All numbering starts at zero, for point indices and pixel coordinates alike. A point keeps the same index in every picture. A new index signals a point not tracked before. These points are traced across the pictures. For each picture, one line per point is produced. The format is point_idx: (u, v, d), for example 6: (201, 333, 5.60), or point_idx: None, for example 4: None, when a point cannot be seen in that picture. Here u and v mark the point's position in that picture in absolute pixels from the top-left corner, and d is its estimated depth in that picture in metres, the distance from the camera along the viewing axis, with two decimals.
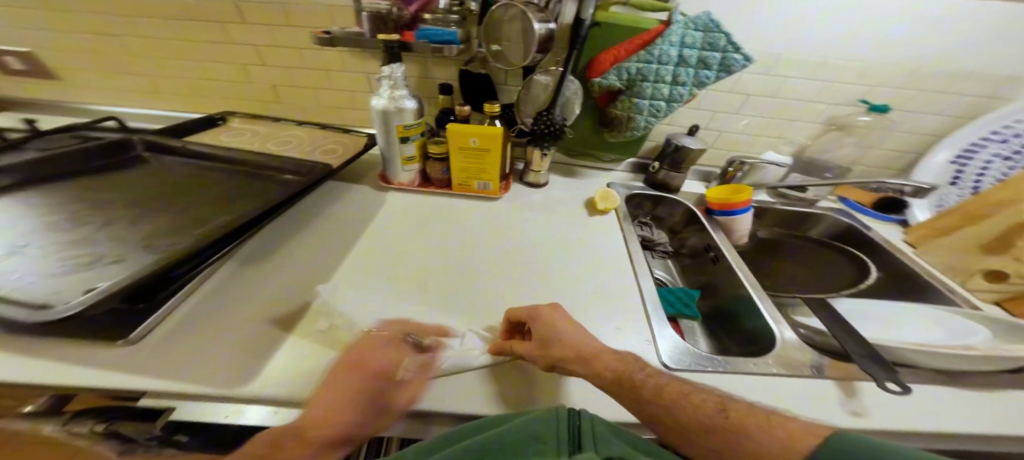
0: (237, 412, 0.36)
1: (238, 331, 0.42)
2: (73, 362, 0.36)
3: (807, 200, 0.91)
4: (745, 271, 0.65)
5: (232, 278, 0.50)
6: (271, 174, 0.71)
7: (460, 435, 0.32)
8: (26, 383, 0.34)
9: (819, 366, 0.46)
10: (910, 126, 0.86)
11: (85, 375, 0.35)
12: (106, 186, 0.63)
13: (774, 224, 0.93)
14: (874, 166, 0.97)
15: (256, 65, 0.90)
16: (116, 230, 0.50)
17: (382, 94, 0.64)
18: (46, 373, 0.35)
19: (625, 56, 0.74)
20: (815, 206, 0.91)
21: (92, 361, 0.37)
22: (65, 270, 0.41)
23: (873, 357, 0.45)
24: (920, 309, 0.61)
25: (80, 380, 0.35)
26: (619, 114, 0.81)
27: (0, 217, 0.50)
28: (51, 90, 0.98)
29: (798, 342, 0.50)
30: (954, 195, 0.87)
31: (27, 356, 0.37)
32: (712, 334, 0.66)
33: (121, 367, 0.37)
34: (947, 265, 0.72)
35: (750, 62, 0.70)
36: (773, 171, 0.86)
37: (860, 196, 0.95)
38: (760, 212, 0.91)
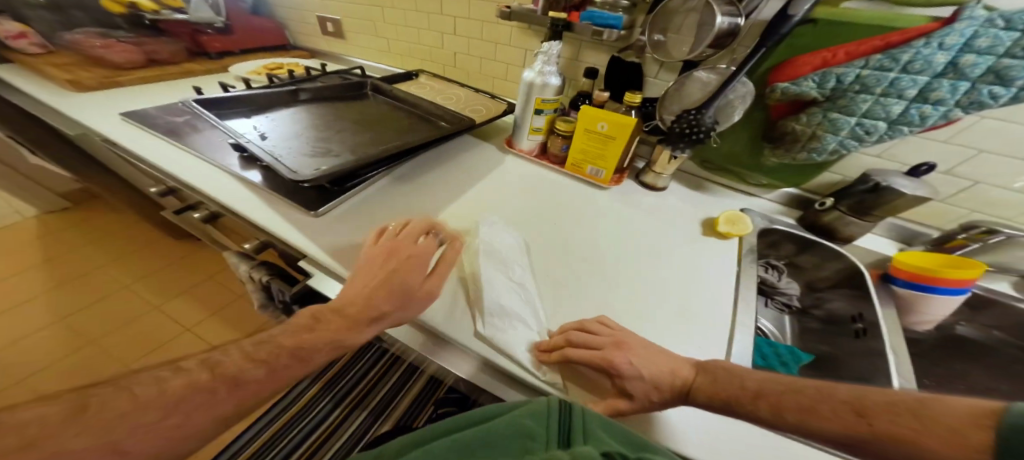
0: (343, 295, 0.50)
1: (374, 231, 0.58)
2: (288, 219, 0.58)
3: None
4: (900, 362, 0.50)
5: (382, 192, 0.68)
6: (432, 120, 0.90)
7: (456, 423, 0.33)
8: (266, 222, 0.57)
9: None
10: None
11: (290, 230, 0.56)
12: (342, 109, 0.93)
13: (1011, 335, 0.61)
14: None
15: (449, 34, 1.11)
16: (339, 137, 0.75)
17: (535, 67, 0.71)
18: (277, 219, 0.58)
19: (843, 60, 0.56)
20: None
21: (299, 220, 0.58)
22: (309, 154, 0.66)
23: None
24: None
25: (287, 231, 0.56)
26: (797, 131, 0.64)
27: (290, 117, 0.82)
28: (334, 45, 1.45)
29: None
30: None
31: (274, 205, 0.61)
32: None
33: (310, 230, 0.57)
34: None
35: None
36: None
37: None
38: (991, 310, 0.61)
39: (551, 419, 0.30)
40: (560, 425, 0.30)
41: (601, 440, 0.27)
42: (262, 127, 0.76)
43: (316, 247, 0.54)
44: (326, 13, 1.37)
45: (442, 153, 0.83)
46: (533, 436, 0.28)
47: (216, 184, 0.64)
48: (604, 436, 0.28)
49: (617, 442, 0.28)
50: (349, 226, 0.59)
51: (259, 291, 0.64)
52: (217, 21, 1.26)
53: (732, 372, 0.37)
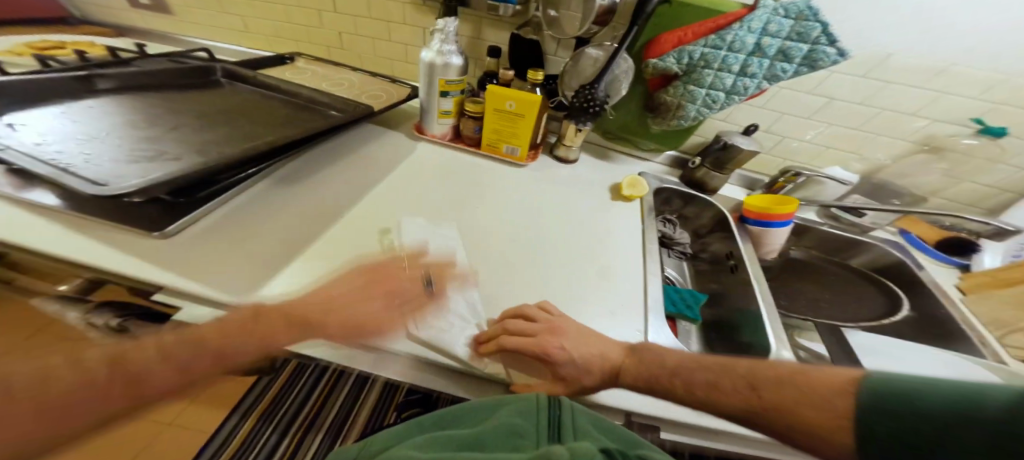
0: (229, 324, 0.39)
1: (257, 245, 0.47)
2: (111, 247, 0.42)
3: (860, 227, 0.84)
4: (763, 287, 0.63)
5: (262, 197, 0.56)
6: (319, 109, 0.77)
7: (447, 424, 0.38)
8: (72, 256, 0.41)
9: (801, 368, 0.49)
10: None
11: (117, 261, 0.41)
12: (185, 101, 0.72)
13: (811, 246, 0.86)
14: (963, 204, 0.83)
15: (325, 10, 0.96)
16: (183, 135, 0.58)
17: (433, 46, 0.66)
18: (88, 251, 0.41)
19: (692, 38, 0.66)
20: (866, 234, 0.83)
21: (130, 247, 0.43)
22: (134, 158, 0.49)
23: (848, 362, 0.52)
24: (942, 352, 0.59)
25: (113, 263, 0.40)
26: (670, 101, 0.73)
27: (96, 112, 0.59)
28: (158, 21, 1.11)
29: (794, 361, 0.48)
30: None
31: (82, 232, 0.43)
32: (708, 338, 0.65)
33: (150, 258, 0.42)
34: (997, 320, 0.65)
35: (841, 59, 0.61)
36: (836, 187, 0.79)
37: (926, 232, 0.84)
38: (801, 230, 0.84)
39: (539, 416, 0.36)
40: (550, 421, 0.36)
41: (594, 438, 0.33)
42: (47, 127, 0.54)
43: (168, 277, 0.40)
44: None
45: (339, 145, 0.72)
46: (523, 433, 0.34)
47: None
48: (593, 433, 0.34)
49: (608, 441, 0.35)
50: (218, 243, 0.46)
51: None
52: None
53: (656, 354, 0.39)
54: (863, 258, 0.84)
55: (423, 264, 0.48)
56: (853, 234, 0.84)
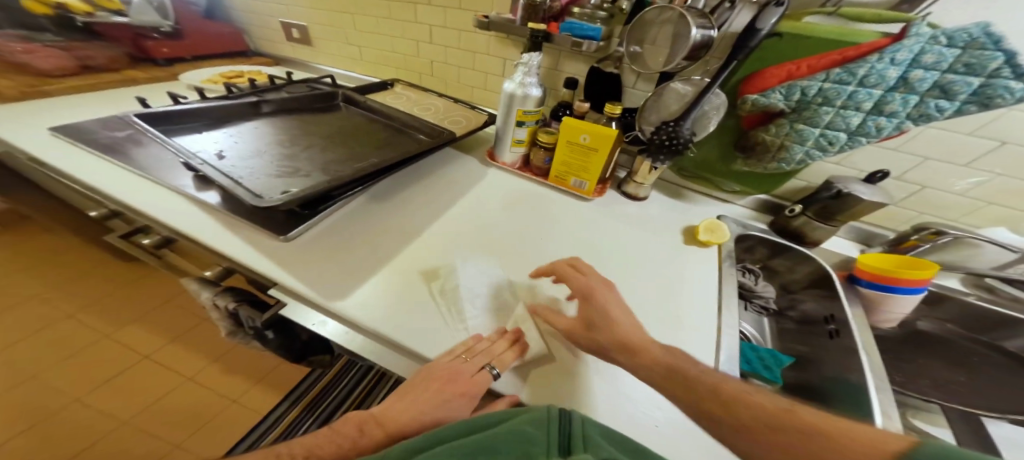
0: (322, 323, 0.48)
1: (350, 256, 0.55)
2: (250, 245, 0.54)
3: None
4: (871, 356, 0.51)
5: (359, 211, 0.65)
6: (411, 133, 0.87)
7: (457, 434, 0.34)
8: (226, 249, 0.53)
9: None
10: None
11: (253, 257, 0.52)
12: (313, 122, 0.88)
13: (954, 323, 0.68)
14: None
15: (425, 43, 1.09)
16: (310, 154, 0.71)
17: (515, 79, 0.70)
18: (236, 246, 0.53)
19: (806, 72, 0.59)
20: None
21: (265, 247, 0.54)
22: (276, 174, 0.62)
23: None
24: None
25: (250, 259, 0.51)
26: (767, 141, 0.66)
27: (255, 132, 0.77)
28: (301, 52, 1.38)
29: None
30: None
31: (234, 231, 0.56)
32: None
33: (276, 258, 0.52)
34: None
35: None
36: (995, 253, 0.62)
37: None
38: (940, 303, 0.67)
39: (551, 427, 0.32)
40: (561, 433, 0.32)
41: (600, 447, 0.29)
42: (225, 143, 0.71)
43: (286, 277, 0.50)
44: (293, 19, 1.30)
45: (424, 166, 0.81)
46: (534, 442, 0.31)
47: (172, 208, 0.58)
48: (602, 443, 0.30)
49: (613, 447, 0.31)
50: (324, 251, 0.55)
51: (226, 318, 0.58)
52: (164, 24, 1.16)
53: (695, 374, 0.37)
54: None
55: (485, 350, 0.43)
56: (1017, 312, 0.64)
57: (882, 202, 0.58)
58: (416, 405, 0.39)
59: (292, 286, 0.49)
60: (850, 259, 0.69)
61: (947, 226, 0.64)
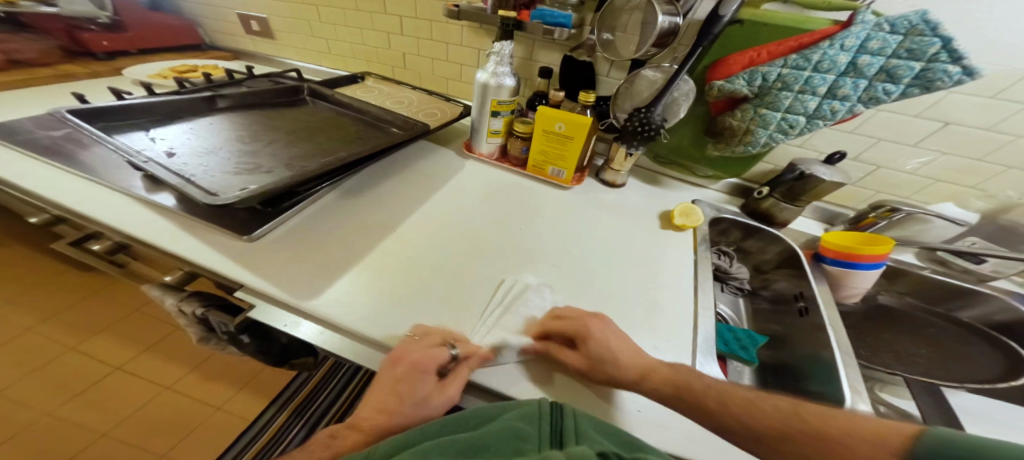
0: (295, 324, 0.44)
1: (320, 253, 0.52)
2: (207, 247, 0.49)
3: (975, 274, 0.69)
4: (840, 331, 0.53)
5: (329, 207, 0.62)
6: (383, 127, 0.84)
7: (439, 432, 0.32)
8: (182, 250, 0.48)
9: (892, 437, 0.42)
10: None
11: (213, 259, 0.48)
12: (277, 117, 0.83)
13: (910, 294, 0.73)
14: None
15: (395, 34, 1.05)
16: (273, 150, 0.67)
17: (487, 68, 0.68)
18: (193, 248, 0.49)
19: (766, 58, 0.61)
20: (984, 284, 0.68)
21: (225, 248, 0.50)
22: (235, 171, 0.57)
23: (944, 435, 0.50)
24: None
25: (210, 261, 0.48)
26: (734, 126, 0.68)
27: (212, 128, 0.71)
28: (263, 46, 1.30)
29: None
30: None
31: (191, 232, 0.52)
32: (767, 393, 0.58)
33: (238, 259, 0.49)
34: None
35: (971, 79, 0.51)
36: (943, 227, 0.67)
37: None
38: (897, 275, 0.71)
39: (542, 422, 0.32)
40: (554, 429, 0.31)
41: (595, 439, 0.28)
42: (178, 140, 0.65)
43: (248, 278, 0.46)
44: (252, 11, 1.23)
45: (397, 159, 0.78)
46: (527, 438, 0.29)
47: (117, 211, 0.53)
48: (597, 437, 0.29)
49: (609, 441, 0.30)
50: (288, 250, 0.52)
51: (187, 327, 0.54)
52: (102, 15, 1.06)
53: (691, 370, 0.39)
54: (975, 313, 0.70)
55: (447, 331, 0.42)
56: (963, 282, 0.69)
57: (843, 181, 0.61)
58: (381, 390, 0.37)
59: (256, 288, 0.45)
60: (816, 237, 0.72)
61: (901, 203, 0.68)
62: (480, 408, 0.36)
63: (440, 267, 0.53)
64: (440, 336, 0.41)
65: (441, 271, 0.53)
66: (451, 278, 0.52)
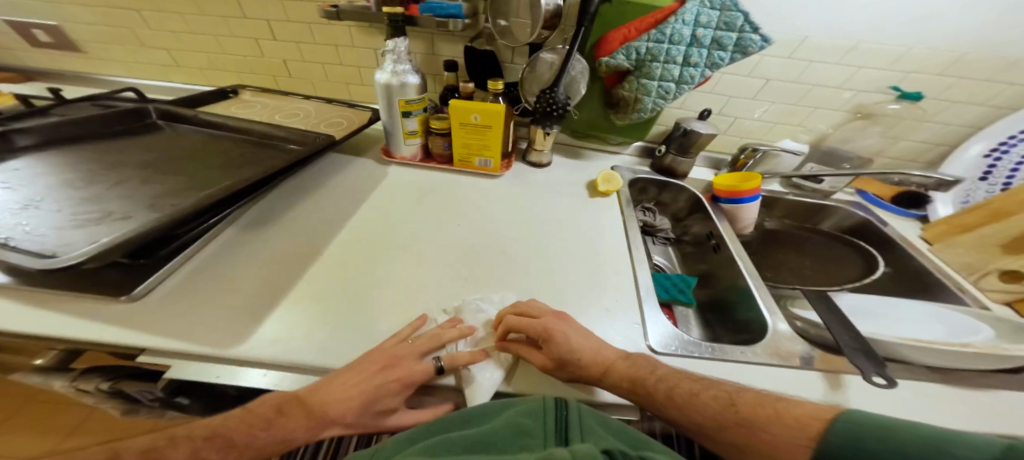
0: (231, 373, 0.37)
1: (236, 295, 0.43)
2: (73, 315, 0.38)
3: (823, 193, 0.90)
4: (746, 261, 0.65)
5: (236, 240, 0.53)
6: (278, 144, 0.72)
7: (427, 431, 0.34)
8: (30, 332, 0.36)
9: (808, 358, 0.46)
10: (946, 117, 0.79)
11: (91, 327, 0.37)
12: (120, 149, 0.65)
13: (784, 216, 0.92)
14: (900, 159, 0.89)
15: (268, 40, 0.91)
16: (126, 190, 0.52)
17: (386, 68, 0.64)
18: (44, 324, 0.37)
19: (635, 35, 0.70)
20: (828, 199, 0.90)
21: (100, 313, 0.39)
22: (71, 224, 0.43)
23: (865, 351, 0.47)
24: (919, 309, 0.61)
25: (86, 330, 0.37)
26: (626, 96, 0.77)
27: (14, 176, 0.52)
28: (76, 63, 1.00)
29: (791, 334, 0.49)
30: (982, 191, 0.81)
31: (34, 303, 0.39)
32: (706, 323, 0.67)
33: (122, 320, 0.38)
34: (959, 263, 0.70)
35: (769, 43, 0.66)
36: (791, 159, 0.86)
37: (881, 190, 0.91)
38: (769, 202, 0.90)
39: (547, 416, 0.33)
40: (560, 422, 0.33)
41: (596, 435, 0.31)
42: None
43: (154, 338, 0.37)
44: (37, 17, 0.91)
45: (307, 176, 0.69)
46: (531, 434, 0.31)
47: None
48: (599, 432, 0.32)
49: (609, 434, 0.33)
50: (188, 299, 0.42)
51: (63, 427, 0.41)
52: None
53: (648, 361, 0.40)
54: (832, 223, 0.92)
55: (428, 340, 0.40)
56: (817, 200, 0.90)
57: (715, 132, 0.74)
58: (347, 384, 0.35)
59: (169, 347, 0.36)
60: (710, 183, 0.87)
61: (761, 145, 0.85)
62: (482, 405, 0.36)
63: (387, 281, 0.49)
64: (431, 344, 0.39)
65: (392, 280, 0.49)
66: (405, 288, 0.49)
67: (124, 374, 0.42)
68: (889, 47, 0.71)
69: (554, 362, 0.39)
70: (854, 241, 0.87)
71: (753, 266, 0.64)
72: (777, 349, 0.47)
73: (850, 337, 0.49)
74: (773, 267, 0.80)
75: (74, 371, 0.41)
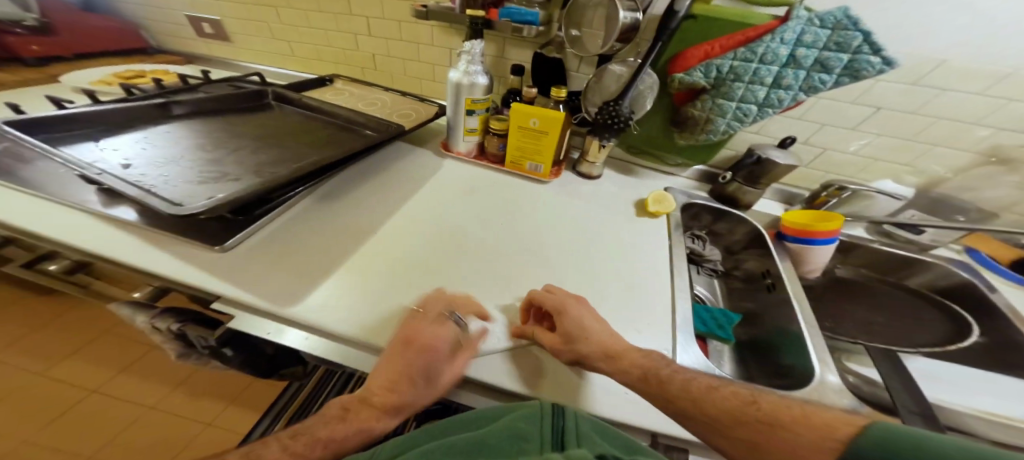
0: (279, 331, 0.43)
1: (301, 261, 0.51)
2: (179, 259, 0.47)
3: (919, 245, 0.76)
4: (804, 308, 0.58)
5: (308, 212, 0.61)
6: (356, 130, 0.82)
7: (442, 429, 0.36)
8: (147, 267, 0.46)
9: (856, 414, 0.39)
10: None
11: (186, 271, 0.46)
12: (240, 123, 0.79)
13: (862, 265, 0.79)
14: None
15: (363, 36, 1.03)
16: (238, 158, 0.64)
17: (460, 67, 0.68)
18: (160, 262, 0.46)
19: (719, 52, 0.65)
20: (927, 253, 0.76)
21: (202, 259, 0.48)
22: (200, 180, 0.55)
23: (922, 415, 0.42)
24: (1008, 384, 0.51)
25: (183, 274, 0.45)
26: (696, 115, 0.72)
27: (167, 137, 0.67)
28: (221, 50, 1.24)
29: (840, 386, 0.43)
30: None
31: (158, 244, 0.49)
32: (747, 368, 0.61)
33: (213, 269, 0.47)
34: None
35: (891, 68, 0.57)
36: (885, 203, 0.74)
37: (996, 250, 0.75)
38: (852, 248, 0.78)
39: (545, 421, 0.33)
40: (555, 429, 0.32)
41: (594, 442, 0.30)
42: (131, 149, 0.61)
43: (235, 288, 0.45)
44: (202, 12, 1.15)
45: (376, 161, 0.77)
46: (528, 437, 0.31)
47: (67, 226, 0.49)
48: (598, 440, 0.31)
49: (608, 444, 0.32)
50: (267, 259, 0.50)
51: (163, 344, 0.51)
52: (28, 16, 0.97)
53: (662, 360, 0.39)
54: (922, 280, 0.76)
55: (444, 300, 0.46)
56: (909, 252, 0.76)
57: (796, 163, 0.66)
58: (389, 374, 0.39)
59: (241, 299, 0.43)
60: (777, 218, 0.78)
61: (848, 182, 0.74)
62: (483, 411, 0.38)
63: (429, 266, 0.54)
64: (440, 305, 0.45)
65: (431, 268, 0.53)
66: (443, 275, 0.53)
67: (190, 319, 0.48)
68: None
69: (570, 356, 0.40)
70: (951, 307, 0.72)
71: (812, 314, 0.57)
72: (819, 398, 0.41)
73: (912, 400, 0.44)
74: (835, 317, 0.70)
75: (157, 309, 0.48)
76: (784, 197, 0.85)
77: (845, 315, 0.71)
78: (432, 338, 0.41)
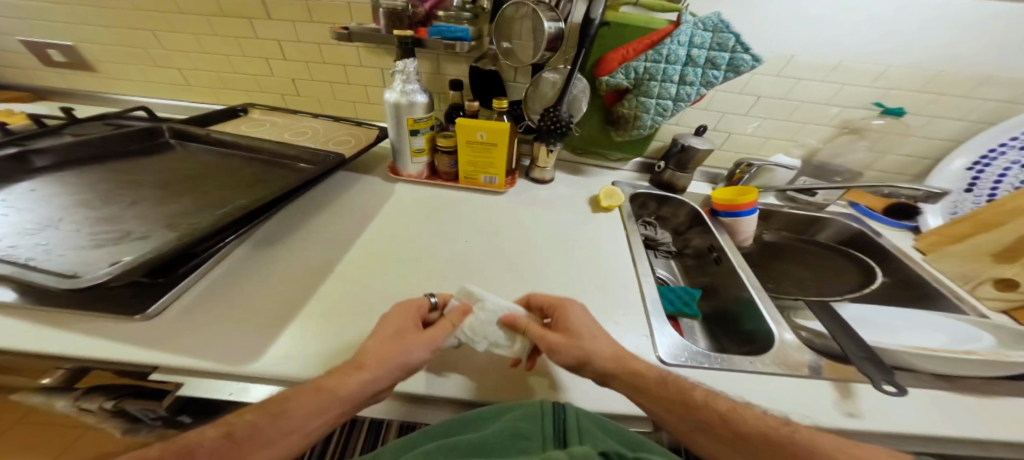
0: (243, 390, 0.38)
1: (249, 314, 0.44)
2: (84, 336, 0.38)
3: (816, 205, 0.92)
4: (748, 275, 0.66)
5: (246, 259, 0.53)
6: (287, 163, 0.74)
7: (426, 437, 0.34)
8: (40, 354, 0.37)
9: (817, 368, 0.47)
10: (929, 131, 0.83)
11: (94, 350, 0.37)
12: (133, 169, 0.67)
13: (781, 228, 0.94)
14: (888, 172, 0.92)
15: (277, 59, 0.94)
16: (141, 210, 0.54)
17: (394, 87, 0.66)
18: (54, 346, 0.37)
19: (634, 55, 0.73)
20: (823, 211, 0.92)
21: (114, 332, 0.39)
22: (93, 244, 0.45)
23: (870, 358, 0.47)
24: (920, 316, 0.63)
25: (92, 353, 0.37)
26: (626, 113, 0.80)
27: (32, 197, 0.54)
28: (90, 82, 1.04)
29: (797, 343, 0.51)
30: (970, 202, 0.83)
31: (45, 326, 0.39)
32: (711, 334, 0.68)
33: (130, 342, 0.38)
34: (953, 272, 0.72)
35: (760, 63, 0.69)
36: (785, 173, 0.88)
37: (871, 202, 0.93)
38: (767, 214, 0.92)
39: (545, 420, 0.33)
40: (556, 425, 0.33)
41: (597, 439, 0.31)
42: None
43: (172, 355, 0.38)
44: (54, 39, 0.96)
45: (317, 194, 0.71)
46: (529, 436, 0.31)
47: None
48: (599, 435, 0.32)
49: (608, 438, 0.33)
50: (198, 319, 0.42)
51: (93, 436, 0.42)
52: None
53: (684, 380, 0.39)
54: (828, 234, 0.92)
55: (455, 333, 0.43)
56: (812, 211, 0.92)
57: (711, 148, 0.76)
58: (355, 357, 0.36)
59: (180, 367, 0.37)
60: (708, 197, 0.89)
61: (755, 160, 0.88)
62: (478, 411, 0.36)
63: (398, 297, 0.50)
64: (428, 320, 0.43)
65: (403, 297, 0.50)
66: None
67: (125, 391, 0.40)
68: (871, 65, 0.75)
69: (578, 356, 0.40)
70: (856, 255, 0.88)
71: (755, 278, 0.65)
72: (784, 358, 0.48)
73: (854, 343, 0.50)
74: (775, 278, 0.81)
75: (75, 392, 0.40)
76: (712, 179, 0.97)
77: (779, 274, 0.83)
78: (423, 354, 0.39)
